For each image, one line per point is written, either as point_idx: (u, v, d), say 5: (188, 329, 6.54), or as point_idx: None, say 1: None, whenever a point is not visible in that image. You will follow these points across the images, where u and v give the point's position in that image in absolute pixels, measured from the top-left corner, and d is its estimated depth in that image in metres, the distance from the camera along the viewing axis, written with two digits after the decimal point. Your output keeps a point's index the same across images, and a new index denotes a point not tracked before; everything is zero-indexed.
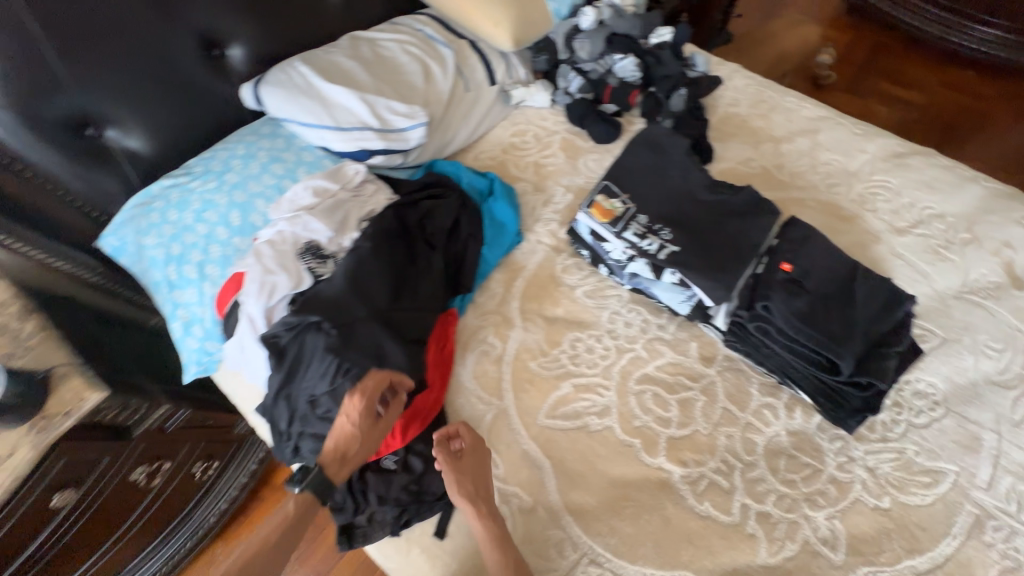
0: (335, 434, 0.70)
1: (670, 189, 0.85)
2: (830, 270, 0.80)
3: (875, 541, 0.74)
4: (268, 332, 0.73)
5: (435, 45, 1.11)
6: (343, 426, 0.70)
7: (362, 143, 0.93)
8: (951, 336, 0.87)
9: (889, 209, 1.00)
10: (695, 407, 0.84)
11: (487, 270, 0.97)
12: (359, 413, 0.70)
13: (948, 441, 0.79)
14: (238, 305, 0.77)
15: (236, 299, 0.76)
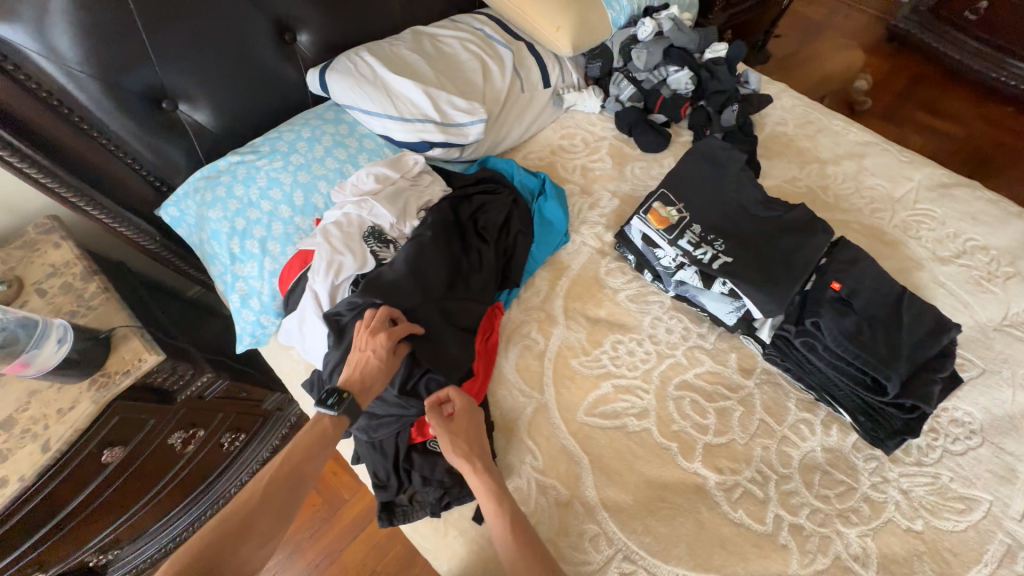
0: (360, 366, 0.70)
1: (724, 202, 0.87)
2: (878, 292, 0.81)
3: (907, 563, 0.74)
4: (332, 310, 0.75)
5: (495, 45, 1.13)
6: (367, 357, 0.70)
7: (424, 135, 0.96)
8: (991, 367, 0.88)
9: (933, 238, 1.01)
10: (733, 417, 0.85)
11: (533, 268, 0.99)
12: (382, 342, 0.71)
13: (984, 470, 0.80)
14: (303, 280, 0.81)
15: (302, 274, 0.81)
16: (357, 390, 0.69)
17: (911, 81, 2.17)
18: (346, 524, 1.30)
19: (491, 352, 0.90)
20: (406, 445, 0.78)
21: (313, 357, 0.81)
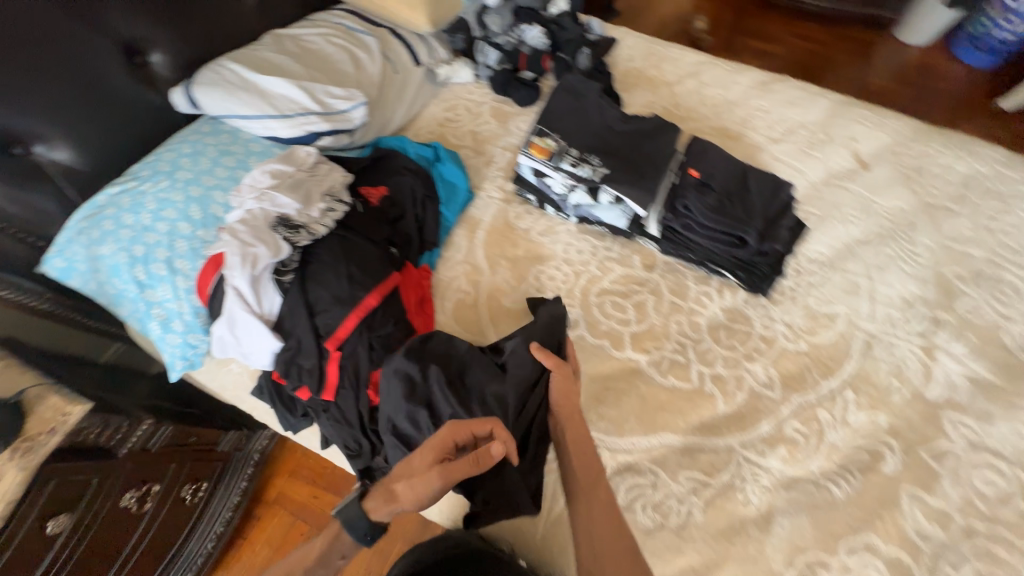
0: (400, 471, 0.73)
1: (593, 126, 0.98)
2: (728, 171, 0.97)
3: (800, 376, 0.92)
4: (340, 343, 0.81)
5: (358, 35, 1.18)
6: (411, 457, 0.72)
7: (310, 127, 0.98)
8: (826, 212, 1.09)
9: (765, 126, 1.22)
10: (648, 306, 0.99)
11: (448, 227, 1.07)
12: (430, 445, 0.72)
13: (839, 290, 0.99)
14: (223, 282, 0.82)
15: (221, 276, 0.82)
16: (379, 489, 0.73)
17: (736, 14, 2.51)
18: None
19: (428, 308, 0.97)
20: (367, 408, 0.82)
21: (256, 355, 0.83)
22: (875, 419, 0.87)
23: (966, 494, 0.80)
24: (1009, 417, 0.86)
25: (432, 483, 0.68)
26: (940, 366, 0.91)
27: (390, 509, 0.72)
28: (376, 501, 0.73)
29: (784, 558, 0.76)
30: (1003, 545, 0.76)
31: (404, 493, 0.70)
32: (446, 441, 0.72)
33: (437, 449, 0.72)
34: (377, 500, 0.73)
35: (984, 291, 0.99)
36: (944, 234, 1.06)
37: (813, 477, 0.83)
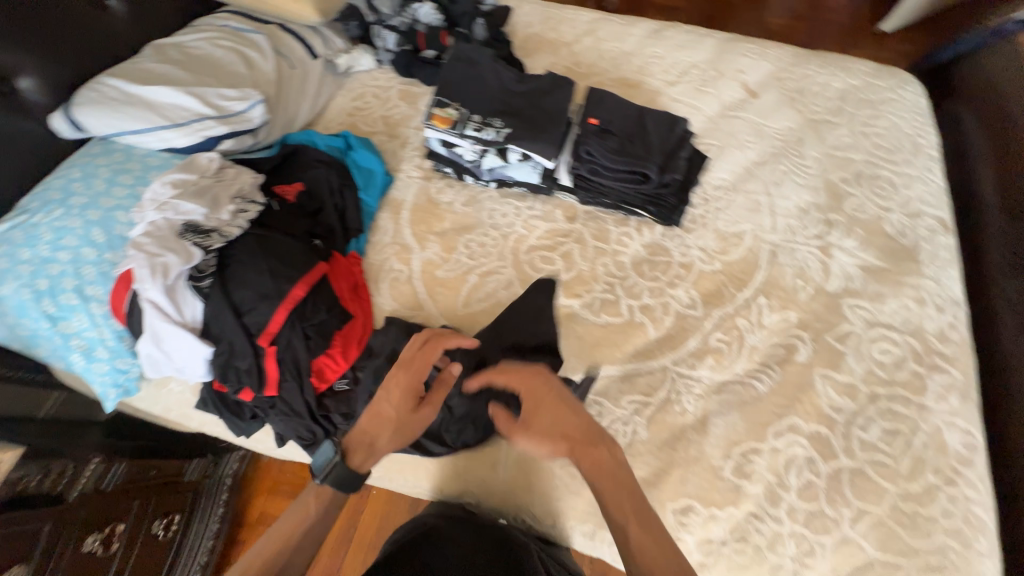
0: (373, 417, 0.72)
1: (492, 90, 1.01)
2: (625, 114, 1.03)
3: (718, 293, 0.99)
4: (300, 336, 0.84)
5: (244, 34, 1.15)
6: (384, 404, 0.74)
7: (207, 132, 0.96)
8: (724, 142, 1.17)
9: (661, 71, 1.28)
10: (575, 254, 1.04)
11: (372, 212, 1.07)
12: (402, 388, 0.74)
13: (743, 210, 1.08)
14: (137, 299, 0.81)
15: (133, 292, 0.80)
16: (358, 443, 0.71)
17: None
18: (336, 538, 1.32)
19: (364, 294, 0.97)
20: (314, 396, 0.84)
21: (190, 366, 0.82)
22: (787, 318, 0.96)
23: (868, 366, 0.90)
24: (896, 294, 0.97)
25: (426, 417, 0.75)
26: (837, 260, 1.01)
27: (372, 459, 0.71)
28: (354, 450, 0.70)
29: (722, 453, 0.84)
30: (902, 402, 0.87)
31: (390, 441, 0.72)
32: (414, 377, 0.75)
33: (410, 387, 0.75)
34: (355, 444, 0.71)
35: (866, 189, 1.10)
36: (828, 145, 1.16)
37: (739, 378, 0.91)
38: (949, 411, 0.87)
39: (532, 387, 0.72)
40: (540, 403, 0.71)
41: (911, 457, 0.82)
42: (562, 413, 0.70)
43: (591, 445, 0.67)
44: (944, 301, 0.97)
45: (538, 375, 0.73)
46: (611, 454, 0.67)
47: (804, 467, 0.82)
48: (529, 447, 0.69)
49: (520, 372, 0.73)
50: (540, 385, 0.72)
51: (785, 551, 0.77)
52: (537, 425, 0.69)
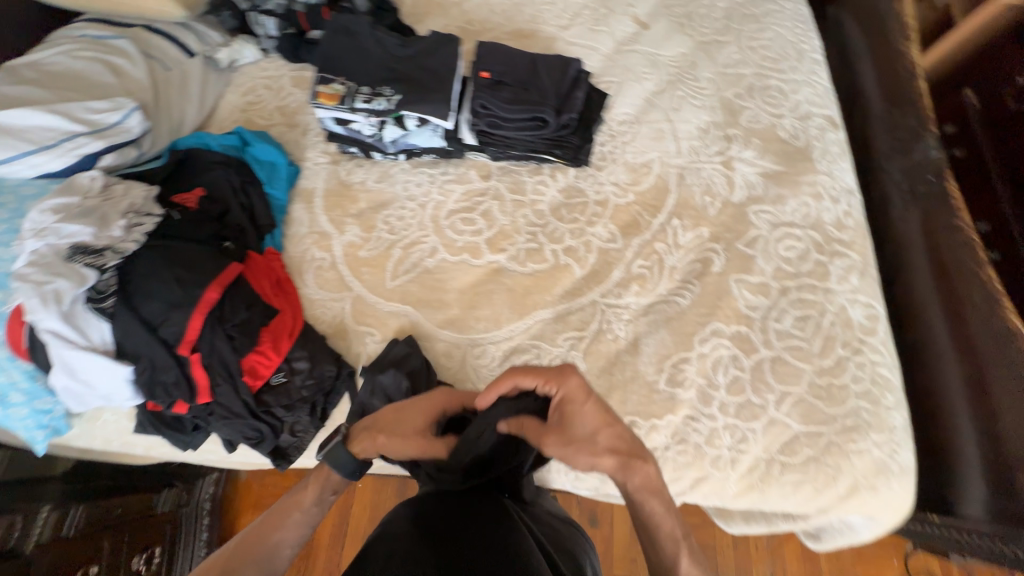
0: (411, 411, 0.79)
1: (376, 60, 1.02)
2: (514, 64, 1.04)
3: (635, 222, 1.03)
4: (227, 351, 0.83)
5: (106, 42, 1.06)
6: (404, 408, 0.79)
7: (81, 150, 0.90)
8: (624, 77, 1.18)
9: (554, 16, 1.28)
10: (494, 211, 1.04)
11: (283, 206, 1.04)
12: (428, 403, 0.80)
13: (648, 140, 1.11)
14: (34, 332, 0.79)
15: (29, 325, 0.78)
16: (365, 429, 0.76)
17: None
18: (332, 526, 1.33)
19: (289, 287, 0.95)
20: (251, 394, 0.84)
21: (114, 391, 0.80)
22: (700, 234, 1.00)
23: (776, 263, 0.96)
24: (795, 193, 1.03)
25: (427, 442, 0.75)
26: (739, 172, 1.06)
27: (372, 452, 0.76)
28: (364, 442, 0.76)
29: (655, 368, 0.89)
30: (809, 290, 0.94)
31: (392, 444, 0.75)
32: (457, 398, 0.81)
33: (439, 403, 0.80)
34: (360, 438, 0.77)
35: (759, 101, 1.15)
36: (720, 64, 1.20)
37: (663, 298, 0.95)
38: (851, 290, 0.94)
39: (569, 391, 0.68)
40: (578, 410, 0.67)
41: (821, 337, 0.90)
42: (602, 425, 0.66)
43: (639, 458, 0.65)
44: (838, 192, 1.04)
45: (574, 375, 0.69)
46: (656, 468, 0.65)
47: (730, 365, 0.88)
48: (568, 458, 0.64)
49: (558, 373, 0.69)
50: (576, 390, 0.67)
51: (721, 443, 0.83)
52: (578, 433, 0.65)
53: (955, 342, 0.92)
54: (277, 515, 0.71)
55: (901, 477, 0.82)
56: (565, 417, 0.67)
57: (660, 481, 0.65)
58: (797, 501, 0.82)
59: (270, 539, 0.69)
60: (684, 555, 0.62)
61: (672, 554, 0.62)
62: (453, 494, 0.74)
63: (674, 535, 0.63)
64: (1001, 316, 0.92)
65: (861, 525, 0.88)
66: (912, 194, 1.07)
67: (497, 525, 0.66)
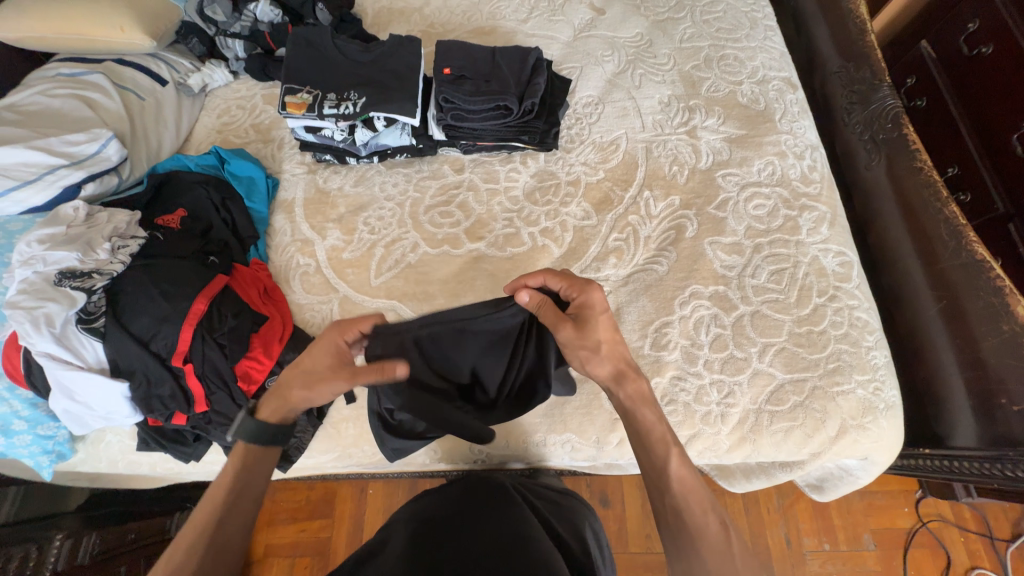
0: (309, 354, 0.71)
1: (340, 69, 1.06)
2: (475, 58, 1.08)
3: (607, 198, 1.05)
4: (221, 362, 0.85)
5: (80, 78, 1.07)
6: (304, 360, 0.71)
7: (63, 182, 0.92)
8: (584, 63, 1.21)
9: (512, 10, 1.31)
10: (470, 202, 1.06)
11: (264, 218, 1.06)
12: (324, 348, 0.71)
13: (613, 119, 1.13)
14: (30, 357, 0.82)
15: (25, 351, 0.81)
16: (269, 395, 0.71)
17: None
18: (348, 531, 1.32)
19: (277, 295, 0.97)
20: (246, 399, 0.86)
21: (112, 408, 0.82)
22: (672, 203, 1.03)
23: (747, 223, 0.99)
24: (760, 154, 1.06)
25: (337, 385, 0.69)
26: (704, 139, 1.09)
27: (281, 409, 0.71)
28: (265, 405, 0.72)
29: (639, 334, 0.91)
30: (781, 245, 0.97)
31: (298, 393, 0.70)
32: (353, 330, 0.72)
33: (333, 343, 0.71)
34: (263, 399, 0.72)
35: (717, 71, 1.18)
36: (676, 40, 1.23)
37: (641, 267, 0.97)
38: (822, 240, 0.97)
39: (592, 301, 0.71)
40: (596, 315, 0.71)
41: (796, 288, 0.93)
42: (612, 336, 0.71)
43: (635, 375, 0.70)
44: (802, 149, 1.07)
45: (597, 290, 0.72)
46: (648, 385, 0.70)
47: (711, 324, 0.91)
48: (574, 350, 0.70)
49: (586, 284, 0.72)
50: (598, 302, 0.71)
51: (709, 400, 0.86)
52: (591, 336, 0.70)
53: (931, 280, 0.95)
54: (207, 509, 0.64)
55: (888, 414, 0.86)
56: (585, 322, 0.70)
57: (647, 394, 0.70)
58: (789, 447, 0.85)
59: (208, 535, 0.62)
60: (674, 456, 0.66)
61: (663, 456, 0.65)
62: (458, 501, 0.76)
63: (666, 439, 0.67)
64: (968, 246, 0.91)
65: (861, 468, 0.91)
66: (874, 142, 1.11)
67: (507, 522, 0.70)
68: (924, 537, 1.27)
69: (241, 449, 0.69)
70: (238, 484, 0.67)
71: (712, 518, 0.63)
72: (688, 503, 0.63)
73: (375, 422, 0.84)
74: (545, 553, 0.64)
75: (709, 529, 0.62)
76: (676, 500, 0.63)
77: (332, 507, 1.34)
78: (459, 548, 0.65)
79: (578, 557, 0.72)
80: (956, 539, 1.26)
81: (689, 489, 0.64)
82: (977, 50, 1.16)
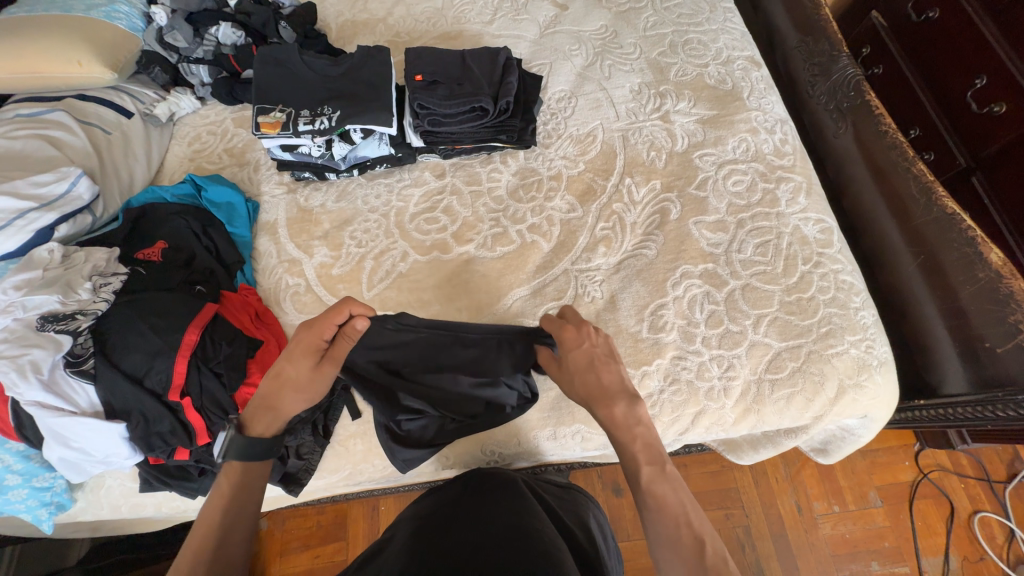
0: (291, 360, 0.70)
1: (311, 85, 1.05)
2: (445, 63, 1.08)
3: (590, 189, 1.06)
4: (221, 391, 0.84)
5: (40, 117, 1.04)
6: (285, 368, 0.70)
7: (35, 225, 0.89)
8: (553, 59, 1.23)
9: (476, 13, 1.31)
10: (455, 206, 1.06)
11: (248, 241, 1.04)
12: (304, 348, 0.71)
13: (587, 112, 1.15)
14: (18, 408, 0.79)
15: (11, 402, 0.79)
16: (257, 407, 0.71)
17: None
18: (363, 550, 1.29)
19: (270, 318, 0.96)
20: None
21: (110, 451, 0.80)
22: (653, 187, 1.05)
23: (728, 200, 1.01)
24: (732, 132, 1.09)
25: (328, 376, 0.72)
26: (678, 123, 1.11)
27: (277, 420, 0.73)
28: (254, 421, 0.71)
29: (636, 319, 0.92)
30: (763, 218, 0.99)
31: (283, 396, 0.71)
32: (326, 331, 0.71)
33: (312, 344, 0.71)
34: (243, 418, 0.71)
35: (682, 55, 1.20)
36: (640, 29, 1.25)
37: (631, 254, 0.99)
38: (801, 210, 1.00)
39: (564, 340, 0.72)
40: (568, 352, 0.72)
41: (782, 258, 0.95)
42: (585, 367, 0.70)
43: (606, 400, 0.67)
44: (772, 123, 1.10)
45: (570, 328, 0.72)
46: (627, 408, 0.66)
47: (705, 302, 0.92)
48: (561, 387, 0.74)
49: (564, 324, 0.73)
50: (571, 340, 0.72)
51: (711, 375, 0.88)
52: (568, 368, 0.71)
53: (906, 238, 0.99)
54: (205, 528, 0.62)
55: (882, 370, 0.88)
56: (562, 362, 0.73)
57: (639, 414, 0.67)
58: (792, 413, 0.87)
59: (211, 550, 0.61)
60: (648, 473, 0.62)
61: (634, 471, 0.63)
62: (456, 500, 0.76)
63: (639, 458, 0.64)
64: (938, 201, 0.95)
65: (861, 427, 0.94)
66: (839, 111, 1.15)
67: (513, 516, 0.69)
68: (927, 488, 1.30)
69: (235, 465, 0.68)
70: (236, 500, 0.66)
71: (686, 535, 0.58)
72: (662, 523, 0.59)
73: (384, 435, 0.82)
74: (551, 542, 0.64)
75: (682, 542, 0.57)
76: (648, 517, 0.60)
77: (345, 527, 1.32)
78: (460, 541, 0.65)
79: (583, 545, 0.72)
80: (956, 486, 1.30)
81: (666, 504, 0.60)
82: (925, 14, 1.20)
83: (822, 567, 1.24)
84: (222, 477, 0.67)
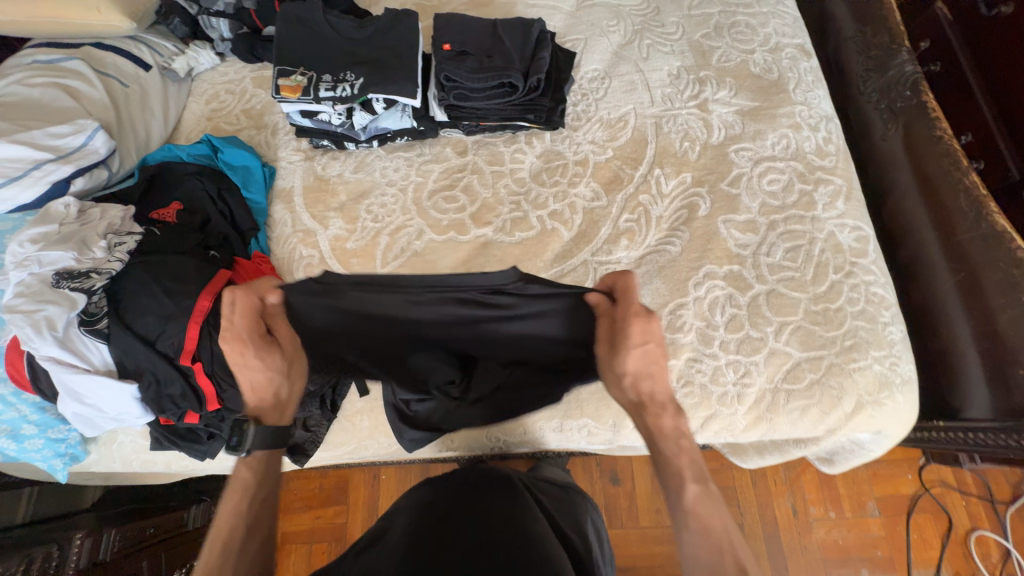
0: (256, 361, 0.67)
1: (335, 48, 1.00)
2: (475, 33, 1.02)
3: (616, 177, 1.02)
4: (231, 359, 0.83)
5: (58, 64, 1.01)
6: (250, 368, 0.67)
7: (52, 177, 0.88)
8: (589, 34, 1.16)
9: None
10: (476, 185, 1.03)
11: (263, 208, 1.02)
12: (252, 345, 0.67)
13: (619, 95, 1.09)
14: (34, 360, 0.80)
15: (26, 354, 0.79)
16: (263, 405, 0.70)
17: None
18: (362, 515, 1.32)
19: None
20: None
21: (123, 410, 0.81)
22: (684, 180, 1.00)
23: (761, 200, 0.97)
24: (773, 127, 1.03)
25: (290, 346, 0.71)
26: (715, 113, 1.05)
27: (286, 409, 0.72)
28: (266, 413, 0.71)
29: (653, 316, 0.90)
30: (797, 221, 0.95)
31: (289, 385, 0.72)
32: (252, 326, 0.67)
33: (255, 334, 0.67)
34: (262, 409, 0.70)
35: (727, 39, 1.13)
36: (685, 7, 1.17)
37: (654, 248, 0.95)
38: (838, 215, 0.95)
39: (630, 335, 0.63)
40: (628, 349, 0.64)
41: (813, 265, 0.91)
42: (641, 371, 0.65)
43: (654, 410, 0.66)
44: (816, 120, 1.04)
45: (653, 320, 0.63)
46: (674, 421, 0.66)
47: (726, 304, 0.89)
48: (602, 368, 0.68)
49: (635, 310, 0.64)
50: (636, 335, 0.63)
51: (725, 380, 0.86)
52: (619, 368, 0.65)
53: (948, 253, 0.94)
54: (230, 517, 0.64)
55: (904, 389, 0.85)
56: (612, 359, 0.65)
57: (684, 427, 0.66)
58: (806, 424, 0.85)
59: (240, 534, 0.64)
60: (693, 491, 0.62)
61: (676, 489, 0.63)
62: (458, 489, 0.76)
63: (685, 473, 0.64)
64: (988, 217, 0.89)
65: (872, 442, 0.92)
66: (890, 111, 1.09)
67: (513, 516, 0.69)
68: (926, 503, 1.29)
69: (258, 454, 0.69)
70: (258, 489, 0.68)
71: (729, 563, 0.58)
72: (703, 544, 0.60)
73: (392, 415, 0.82)
74: (552, 549, 0.65)
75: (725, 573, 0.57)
76: (691, 532, 0.61)
77: (345, 491, 1.35)
78: (461, 533, 0.66)
79: (580, 552, 0.72)
80: (957, 503, 1.29)
81: (712, 530, 0.61)
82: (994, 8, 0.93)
83: (811, 570, 1.25)
84: (246, 465, 0.68)
